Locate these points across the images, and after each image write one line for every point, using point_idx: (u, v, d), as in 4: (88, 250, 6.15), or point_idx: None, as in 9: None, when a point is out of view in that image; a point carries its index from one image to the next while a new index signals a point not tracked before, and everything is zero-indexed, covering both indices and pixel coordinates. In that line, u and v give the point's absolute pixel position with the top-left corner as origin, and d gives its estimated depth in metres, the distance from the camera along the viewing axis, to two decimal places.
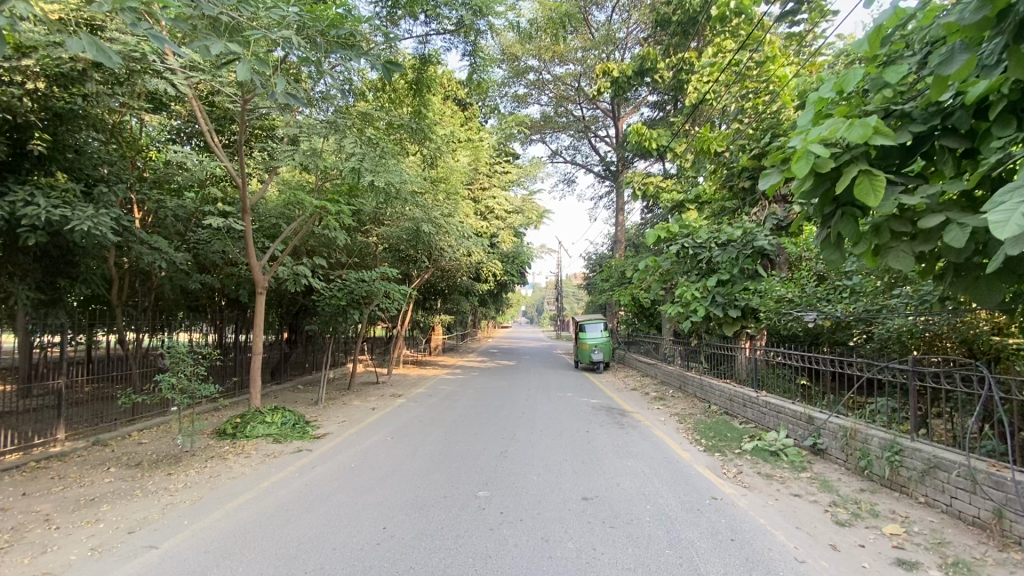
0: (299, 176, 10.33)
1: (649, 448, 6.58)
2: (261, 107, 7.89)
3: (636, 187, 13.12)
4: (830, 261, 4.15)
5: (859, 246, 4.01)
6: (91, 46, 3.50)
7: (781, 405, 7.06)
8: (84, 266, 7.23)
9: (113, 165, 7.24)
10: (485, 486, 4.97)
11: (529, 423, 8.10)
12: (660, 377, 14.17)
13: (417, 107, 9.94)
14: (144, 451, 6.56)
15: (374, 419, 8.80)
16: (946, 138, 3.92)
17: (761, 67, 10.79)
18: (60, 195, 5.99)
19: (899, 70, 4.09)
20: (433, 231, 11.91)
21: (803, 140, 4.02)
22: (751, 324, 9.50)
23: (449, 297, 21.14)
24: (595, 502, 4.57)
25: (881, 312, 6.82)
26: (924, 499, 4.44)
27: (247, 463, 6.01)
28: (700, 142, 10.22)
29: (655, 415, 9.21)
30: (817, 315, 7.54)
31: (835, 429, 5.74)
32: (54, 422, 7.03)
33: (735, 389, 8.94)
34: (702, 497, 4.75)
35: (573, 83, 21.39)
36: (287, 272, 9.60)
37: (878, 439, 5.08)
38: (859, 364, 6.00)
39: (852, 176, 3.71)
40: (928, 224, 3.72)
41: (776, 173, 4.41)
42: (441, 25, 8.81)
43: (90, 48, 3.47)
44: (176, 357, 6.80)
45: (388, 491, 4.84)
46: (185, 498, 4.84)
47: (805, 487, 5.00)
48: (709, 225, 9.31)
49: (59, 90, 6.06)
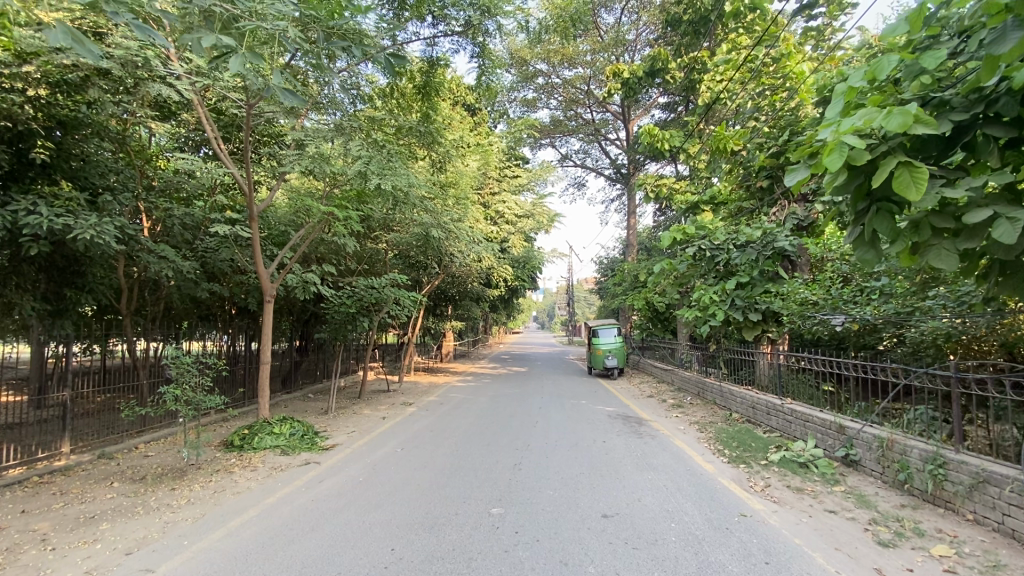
0: (307, 183, 10.21)
1: (669, 459, 6.28)
2: (266, 112, 7.72)
3: (649, 189, 12.63)
4: (865, 261, 3.86)
5: (897, 244, 3.72)
6: (70, 38, 3.41)
7: (808, 413, 6.72)
8: (90, 276, 7.14)
9: (119, 173, 7.16)
10: (499, 502, 4.73)
11: (544, 433, 7.85)
12: (677, 383, 13.80)
13: (425, 111, 9.79)
14: (149, 465, 6.41)
15: (385, 429, 8.60)
16: (991, 127, 3.63)
17: (777, 63, 10.47)
18: (63, 204, 5.88)
19: (937, 55, 3.80)
20: (444, 237, 11.71)
21: (834, 132, 3.77)
22: (773, 329, 9.16)
23: (461, 304, 20.98)
24: (616, 520, 4.31)
25: (914, 315, 6.45)
26: (973, 517, 4.11)
27: (252, 477, 5.82)
28: (715, 141, 9.89)
29: (673, 424, 8.90)
30: (845, 319, 7.15)
31: (869, 440, 5.39)
32: (60, 435, 6.93)
33: (758, 396, 8.58)
34: (730, 514, 4.45)
35: (582, 86, 21.17)
36: (295, 280, 9.47)
37: (919, 451, 4.75)
38: (893, 370, 5.67)
39: (890, 169, 3.44)
40: (973, 219, 3.44)
41: (803, 168, 4.14)
42: (448, 27, 8.65)
43: (67, 40, 3.27)
44: (179, 368, 6.56)
45: (397, 508, 4.63)
46: (187, 515, 4.66)
47: (840, 503, 4.69)
48: (727, 227, 9.02)
49: (63, 98, 6.06)
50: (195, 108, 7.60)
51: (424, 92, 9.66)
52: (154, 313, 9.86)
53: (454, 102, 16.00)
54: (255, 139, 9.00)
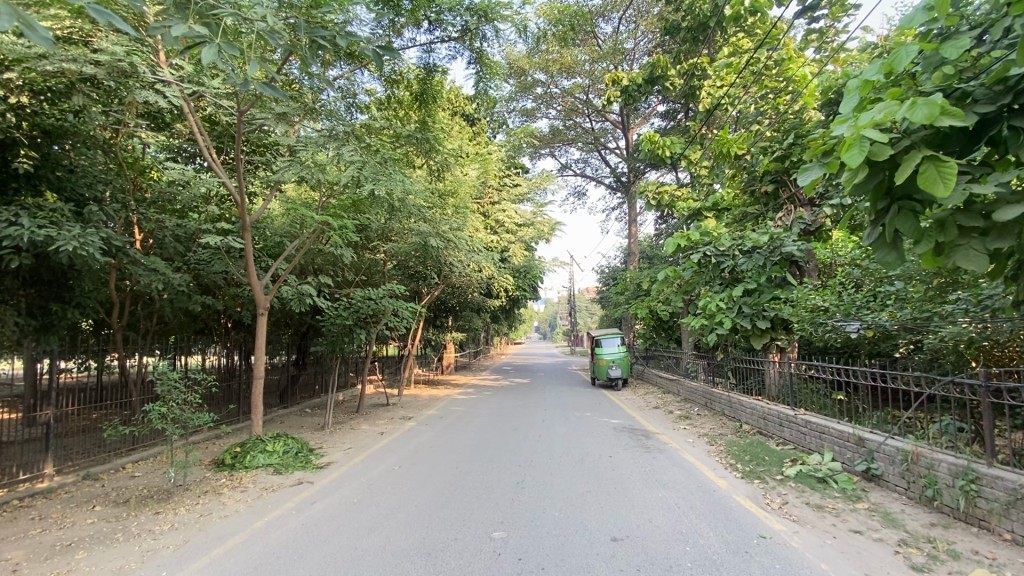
0: (304, 193, 10.03)
1: (679, 476, 5.98)
2: (257, 119, 7.49)
3: (650, 197, 12.38)
4: (886, 263, 3.58)
5: (921, 245, 3.45)
6: (14, 19, 2.37)
7: (824, 424, 6.41)
8: (79, 290, 6.72)
9: (109, 184, 6.96)
10: (501, 525, 4.46)
11: (547, 449, 7.55)
12: (683, 394, 13.48)
13: (423, 118, 9.62)
14: (135, 486, 6.13)
15: (383, 445, 8.32)
16: (1018, 118, 3.40)
17: (779, 67, 10.24)
18: (47, 215, 5.64)
19: (958, 45, 3.61)
20: (442, 246, 11.50)
21: (853, 127, 3.53)
22: (782, 337, 8.90)
23: (461, 315, 20.75)
24: (626, 543, 4.02)
25: (933, 320, 6.15)
26: (1011, 537, 3.82)
27: (242, 499, 5.53)
28: (719, 146, 9.54)
29: (682, 436, 8.61)
30: (860, 325, 6.85)
31: (893, 453, 5.11)
32: (42, 457, 6.61)
33: (769, 407, 8.28)
34: (748, 535, 4.16)
35: (581, 96, 21.02)
36: (291, 291, 9.23)
37: (948, 465, 4.47)
38: (915, 379, 5.39)
39: (916, 164, 3.20)
40: (1007, 217, 3.18)
41: (817, 167, 3.91)
42: (445, 32, 8.49)
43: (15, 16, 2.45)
44: (165, 385, 6.24)
45: (392, 533, 4.35)
46: (170, 542, 4.38)
47: (865, 522, 4.40)
48: (732, 232, 8.82)
49: (48, 107, 5.91)
50: (187, 117, 7.41)
51: (421, 99, 9.48)
52: (146, 327, 9.62)
53: (452, 112, 15.86)
54: (249, 149, 8.82)
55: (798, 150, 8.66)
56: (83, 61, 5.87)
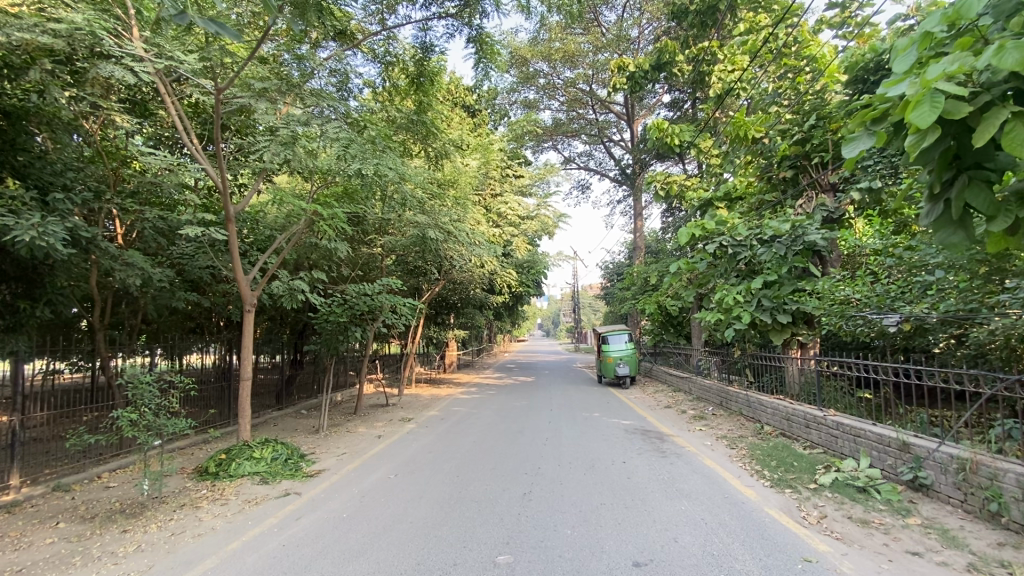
0: (296, 183, 9.51)
1: (702, 484, 5.47)
2: (238, 99, 6.95)
3: (659, 186, 11.66)
4: (950, 246, 2.92)
5: (998, 222, 2.80)
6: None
7: (860, 427, 5.86)
8: (52, 285, 6.16)
9: (78, 172, 6.43)
10: (507, 547, 3.95)
11: (556, 455, 7.05)
12: (695, 392, 12.91)
13: (419, 102, 9.05)
14: (107, 499, 5.66)
15: (378, 451, 7.77)
16: None
17: (799, 43, 9.61)
18: (6, 203, 5.13)
19: None
20: (441, 238, 10.91)
21: (916, 84, 2.86)
22: (804, 332, 8.36)
23: (463, 312, 20.23)
24: (650, 570, 3.49)
25: (983, 311, 5.57)
26: None
27: (221, 514, 5.03)
28: (735, 129, 9.08)
29: (698, 438, 8.07)
30: (897, 319, 6.27)
31: (946, 460, 4.57)
32: (7, 468, 6.08)
33: (792, 406, 7.71)
34: (791, 559, 3.63)
35: (585, 86, 20.41)
36: (281, 287, 8.68)
37: (1015, 476, 3.91)
38: (971, 378, 4.77)
39: (998, 123, 2.55)
40: None
41: (865, 137, 3.26)
42: (442, 9, 7.93)
43: None
44: (136, 390, 5.69)
45: (382, 557, 3.83)
46: (132, 568, 3.87)
47: (922, 541, 3.86)
48: (749, 221, 8.34)
49: (7, 86, 5.38)
50: (163, 100, 6.87)
51: (417, 83, 8.90)
52: (131, 326, 9.13)
53: (452, 102, 15.38)
54: (235, 134, 8.28)
55: (820, 132, 8.13)
56: (38, 31, 5.31)
